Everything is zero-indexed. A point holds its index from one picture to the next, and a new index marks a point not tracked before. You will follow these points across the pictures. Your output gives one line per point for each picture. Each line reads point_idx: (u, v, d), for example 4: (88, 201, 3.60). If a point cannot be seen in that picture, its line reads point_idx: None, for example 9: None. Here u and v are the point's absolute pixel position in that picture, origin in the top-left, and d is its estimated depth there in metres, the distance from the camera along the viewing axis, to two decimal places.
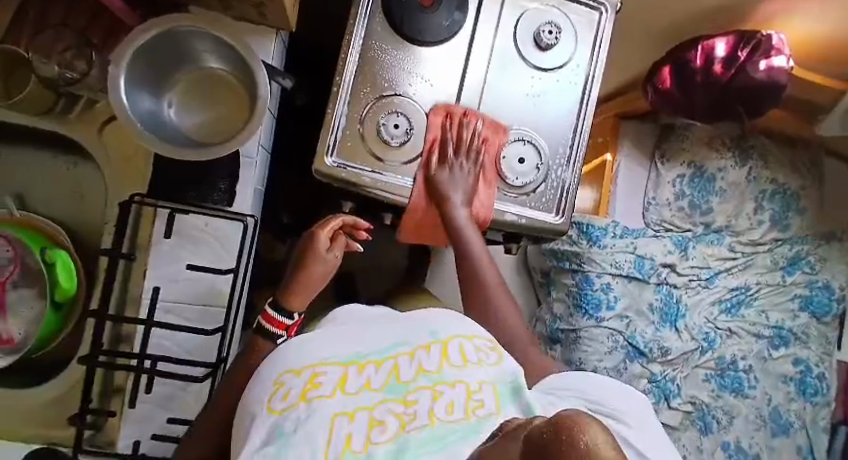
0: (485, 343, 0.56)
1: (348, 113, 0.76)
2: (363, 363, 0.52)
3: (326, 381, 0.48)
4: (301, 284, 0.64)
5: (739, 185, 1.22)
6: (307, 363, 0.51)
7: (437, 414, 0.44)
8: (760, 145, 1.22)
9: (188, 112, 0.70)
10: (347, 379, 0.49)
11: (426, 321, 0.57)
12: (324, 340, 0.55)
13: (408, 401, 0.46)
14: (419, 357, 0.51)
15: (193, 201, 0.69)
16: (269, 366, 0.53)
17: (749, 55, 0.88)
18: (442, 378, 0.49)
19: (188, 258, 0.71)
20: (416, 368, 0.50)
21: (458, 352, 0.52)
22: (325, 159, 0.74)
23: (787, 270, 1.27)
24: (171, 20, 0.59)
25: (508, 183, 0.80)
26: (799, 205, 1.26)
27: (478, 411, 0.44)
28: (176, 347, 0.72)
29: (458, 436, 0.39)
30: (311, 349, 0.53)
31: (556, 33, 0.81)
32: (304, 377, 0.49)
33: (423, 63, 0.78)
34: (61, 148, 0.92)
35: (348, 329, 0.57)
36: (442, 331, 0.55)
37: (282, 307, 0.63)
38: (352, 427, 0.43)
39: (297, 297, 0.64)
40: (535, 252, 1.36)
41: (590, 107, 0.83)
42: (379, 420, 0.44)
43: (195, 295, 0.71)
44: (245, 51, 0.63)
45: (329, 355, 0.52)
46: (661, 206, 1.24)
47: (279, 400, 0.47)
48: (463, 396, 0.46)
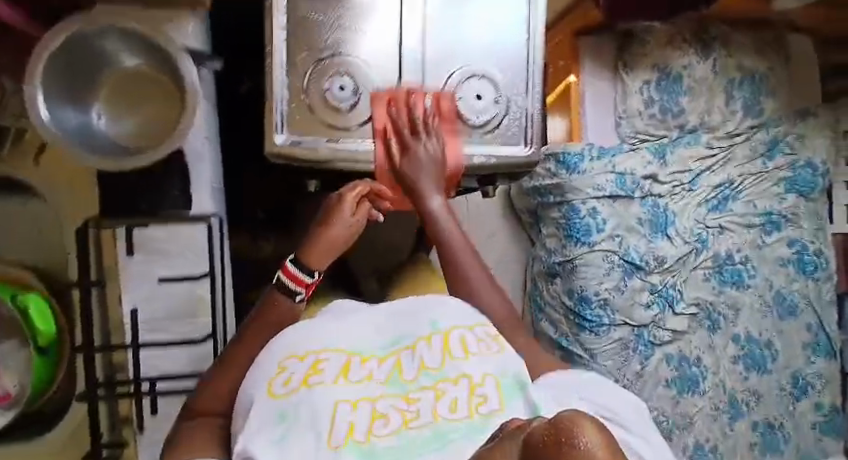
0: (488, 332, 0.53)
1: (290, 84, 0.71)
2: (367, 356, 0.53)
3: (328, 369, 0.49)
4: (323, 242, 0.61)
5: (707, 80, 1.19)
6: (309, 350, 0.52)
7: (440, 411, 0.42)
8: (720, 34, 1.19)
9: (121, 118, 0.66)
10: (349, 368, 0.50)
11: (429, 310, 0.57)
12: (328, 331, 0.56)
13: (411, 396, 0.45)
14: (421, 352, 0.51)
15: (149, 213, 0.67)
16: (274, 349, 0.55)
17: None
18: (445, 373, 0.47)
19: (161, 271, 0.68)
20: (419, 363, 0.49)
21: (460, 343, 0.51)
22: (276, 138, 0.71)
23: (768, 156, 1.27)
24: (69, 27, 0.53)
25: (470, 124, 0.77)
26: (769, 87, 1.24)
27: (482, 408, 0.41)
28: (174, 362, 0.70)
29: (461, 434, 0.38)
30: (314, 336, 0.55)
31: None
32: (307, 362, 0.51)
33: (357, 13, 0.73)
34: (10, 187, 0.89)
35: (351, 323, 0.58)
36: (444, 320, 0.54)
37: (302, 265, 0.61)
38: (354, 417, 0.42)
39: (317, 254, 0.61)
40: (517, 193, 1.33)
41: (539, 26, 0.79)
42: (381, 413, 0.43)
43: (178, 307, 0.69)
44: (160, 41, 0.58)
45: (331, 344, 0.54)
46: (632, 118, 1.21)
47: (280, 385, 0.49)
48: (466, 392, 0.44)
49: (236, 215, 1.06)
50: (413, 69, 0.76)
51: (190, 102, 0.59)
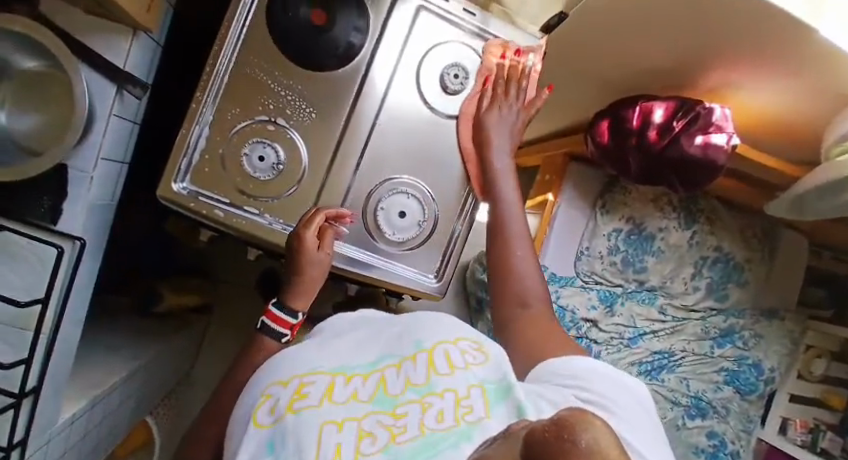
0: (471, 346, 0.49)
1: (210, 137, 0.67)
2: (352, 373, 0.48)
3: (314, 392, 0.45)
4: (304, 283, 0.62)
5: (679, 247, 1.13)
6: (296, 374, 0.47)
7: (427, 425, 0.39)
8: (709, 208, 1.14)
9: (20, 116, 0.63)
10: (336, 388, 0.45)
11: (421, 324, 0.52)
12: (317, 349, 0.51)
13: (397, 414, 0.41)
14: (406, 371, 0.46)
15: (14, 217, 0.61)
16: (259, 378, 0.50)
17: (684, 127, 0.79)
18: (432, 387, 0.43)
19: (10, 277, 0.64)
20: (404, 380, 0.45)
21: (444, 360, 0.46)
22: (172, 185, 0.65)
23: (717, 342, 1.21)
24: None
25: (386, 237, 0.73)
26: (741, 277, 1.18)
27: (468, 417, 0.39)
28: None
29: (449, 444, 0.36)
30: (301, 360, 0.50)
31: (463, 77, 0.72)
32: (291, 388, 0.46)
33: (309, 89, 0.70)
34: None
35: (343, 341, 0.53)
36: (429, 338, 0.49)
37: (288, 308, 0.60)
38: (342, 438, 0.39)
39: (302, 295, 0.61)
40: (471, 279, 1.30)
41: None
42: (368, 432, 0.40)
43: (14, 317, 0.64)
44: (51, 43, 0.54)
45: (319, 365, 0.49)
46: (592, 258, 1.16)
47: (265, 413, 0.45)
48: (452, 405, 0.41)
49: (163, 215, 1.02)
50: (346, 160, 0.72)
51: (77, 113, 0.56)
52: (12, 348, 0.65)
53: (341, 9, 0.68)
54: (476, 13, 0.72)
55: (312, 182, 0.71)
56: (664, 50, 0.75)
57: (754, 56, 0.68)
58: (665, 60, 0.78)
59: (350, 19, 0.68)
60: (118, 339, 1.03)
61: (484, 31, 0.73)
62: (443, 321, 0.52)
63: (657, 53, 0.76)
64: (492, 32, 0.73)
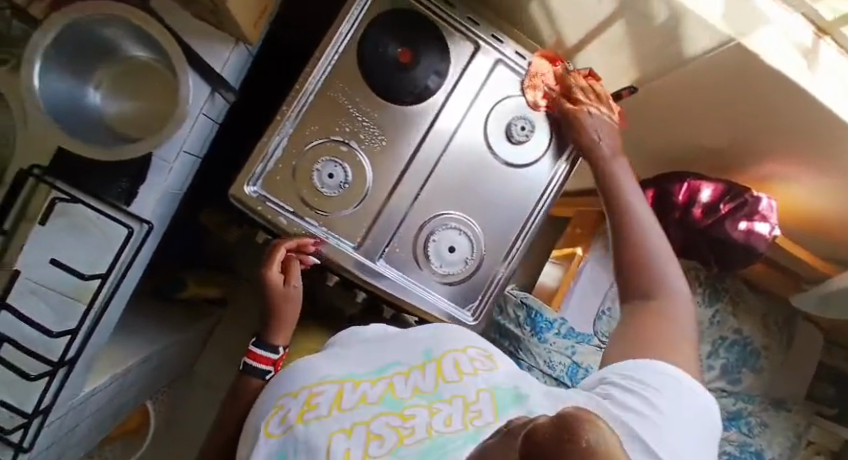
0: (480, 352, 0.53)
1: (286, 148, 0.71)
2: (359, 380, 0.50)
3: (323, 401, 0.48)
4: (277, 321, 0.64)
5: (700, 323, 1.16)
6: (308, 383, 0.51)
7: (435, 427, 0.43)
8: (735, 290, 1.17)
9: (114, 99, 0.66)
10: (344, 395, 0.48)
11: (427, 338, 0.55)
12: (327, 362, 0.54)
13: (406, 415, 0.44)
14: (414, 378, 0.49)
15: (91, 190, 0.64)
16: (273, 388, 0.55)
17: (731, 211, 0.83)
18: (439, 394, 0.47)
19: (72, 246, 0.67)
20: (412, 386, 0.48)
21: (453, 366, 0.50)
22: (245, 187, 0.69)
23: (724, 424, 1.20)
24: (88, 9, 0.53)
25: (432, 268, 0.76)
26: (756, 363, 1.19)
27: (475, 422, 0.43)
28: (31, 337, 0.67)
29: (455, 446, 0.40)
30: (310, 370, 0.53)
31: (528, 130, 0.76)
32: (300, 398, 0.50)
33: (383, 119, 0.74)
34: None
35: (351, 352, 0.56)
36: (437, 348, 0.53)
37: (266, 344, 0.62)
38: (351, 443, 0.43)
39: (280, 331, 0.63)
40: None
41: (544, 211, 0.78)
42: (376, 434, 0.43)
43: (69, 286, 0.68)
44: (162, 33, 0.57)
45: (327, 374, 0.52)
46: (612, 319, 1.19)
47: (277, 423, 0.50)
48: (460, 410, 0.45)
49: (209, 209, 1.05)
50: (406, 190, 0.75)
51: (180, 111, 0.58)
52: (60, 316, 0.68)
53: (427, 52, 0.73)
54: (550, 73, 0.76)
55: (372, 204, 0.74)
56: (721, 137, 0.79)
57: (812, 157, 0.72)
58: (721, 145, 0.81)
59: (433, 63, 0.73)
60: (141, 321, 1.04)
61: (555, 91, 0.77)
62: (449, 331, 0.56)
63: (713, 139, 0.80)
64: None
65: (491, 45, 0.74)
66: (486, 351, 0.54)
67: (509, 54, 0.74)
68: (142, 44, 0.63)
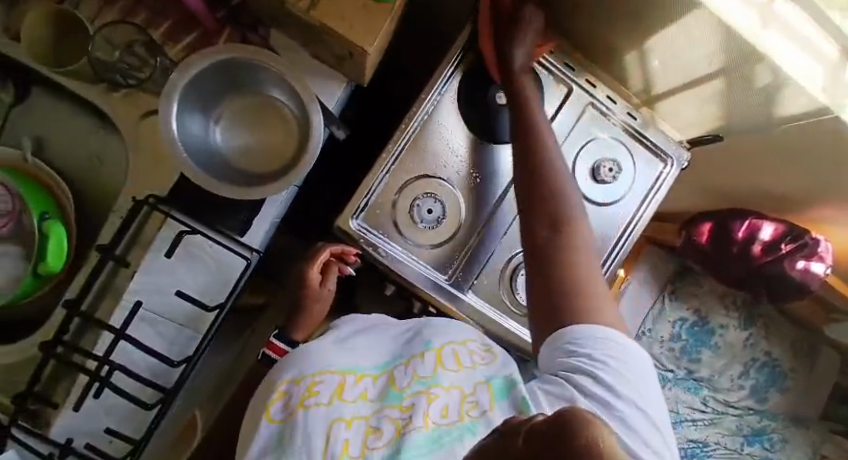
0: (478, 346, 0.58)
1: (388, 183, 0.74)
2: (361, 374, 0.55)
3: (325, 390, 0.52)
4: (306, 320, 0.73)
5: (734, 346, 1.23)
6: (310, 371, 0.54)
7: (431, 416, 0.47)
8: (768, 315, 1.24)
9: (233, 133, 0.68)
10: (345, 387, 0.53)
11: (427, 331, 0.59)
12: (330, 348, 0.58)
13: (404, 408, 0.49)
14: (414, 366, 0.55)
15: (207, 224, 0.68)
16: (274, 373, 0.57)
17: (791, 251, 0.89)
18: (438, 381, 0.52)
19: (184, 276, 0.68)
20: (412, 375, 0.54)
21: (453, 357, 0.55)
22: (349, 221, 0.72)
23: (749, 439, 1.25)
24: (240, 50, 0.59)
25: (518, 300, 0.79)
26: (783, 384, 1.26)
27: (471, 412, 0.47)
28: (141, 363, 0.68)
29: (454, 438, 0.44)
30: (312, 357, 0.56)
31: (614, 172, 0.80)
32: (303, 385, 0.52)
33: (477, 156, 0.77)
34: (66, 96, 0.77)
35: (355, 343, 0.60)
36: (437, 339, 0.57)
37: (287, 338, 0.72)
38: (350, 433, 0.47)
39: (301, 328, 0.73)
40: None
41: (626, 248, 0.81)
42: (375, 427, 0.48)
43: (178, 313, 0.69)
44: (276, 63, 0.62)
45: (329, 363, 0.55)
46: (653, 340, 1.23)
47: (278, 410, 0.51)
48: (457, 399, 0.49)
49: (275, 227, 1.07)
50: (498, 224, 0.78)
51: (312, 152, 0.63)
52: (167, 342, 0.69)
53: None
54: (636, 117, 0.81)
55: (465, 238, 0.77)
56: (786, 183, 0.82)
57: None
58: (784, 190, 0.85)
59: None
60: None
61: (642, 135, 0.81)
62: (450, 324, 0.61)
63: (778, 184, 0.84)
64: (648, 138, 0.81)
65: (584, 89, 0.78)
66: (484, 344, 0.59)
67: (600, 98, 0.78)
68: (276, 86, 0.67)
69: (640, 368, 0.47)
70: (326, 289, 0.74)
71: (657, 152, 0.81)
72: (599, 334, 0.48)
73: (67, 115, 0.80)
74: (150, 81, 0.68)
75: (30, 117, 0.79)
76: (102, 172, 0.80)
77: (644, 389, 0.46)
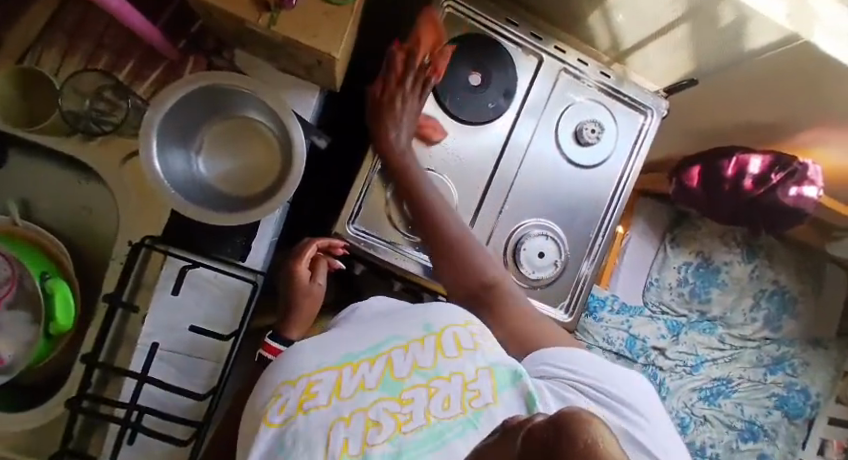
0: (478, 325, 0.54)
1: (377, 183, 0.75)
2: (358, 361, 0.51)
3: (322, 390, 0.49)
4: (297, 318, 0.65)
5: (741, 281, 1.25)
6: (304, 371, 0.51)
7: (433, 410, 0.46)
8: (769, 245, 1.25)
9: (216, 161, 0.68)
10: (343, 382, 0.49)
11: (421, 312, 0.54)
12: (323, 342, 0.53)
13: (404, 400, 0.47)
14: (413, 353, 0.51)
15: (206, 254, 0.69)
16: (269, 372, 0.53)
17: (782, 179, 0.89)
18: (438, 371, 0.49)
19: (196, 310, 0.69)
20: (410, 364, 0.50)
21: (453, 341, 0.52)
22: (346, 226, 0.74)
23: (770, 369, 1.27)
24: (211, 79, 0.59)
25: (525, 274, 0.80)
26: (794, 309, 1.28)
27: (473, 404, 0.46)
28: (169, 403, 0.68)
29: (456, 435, 0.44)
30: (307, 355, 0.52)
31: (598, 132, 0.80)
32: (300, 387, 0.50)
33: (460, 140, 0.77)
34: (42, 153, 0.77)
35: (348, 328, 0.55)
36: (436, 320, 0.53)
37: (280, 337, 0.63)
38: (350, 432, 0.45)
39: (295, 327, 0.65)
40: None
41: (620, 205, 0.83)
42: (375, 421, 0.46)
43: (187, 346, 0.68)
44: (246, 84, 0.62)
45: (325, 359, 0.51)
46: (662, 288, 1.26)
47: (275, 412, 0.48)
48: (459, 388, 0.48)
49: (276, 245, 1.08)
50: (492, 206, 0.79)
51: (297, 167, 0.63)
52: (184, 377, 0.68)
53: (495, 72, 0.76)
54: (610, 75, 0.80)
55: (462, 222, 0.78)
56: (765, 113, 0.83)
57: None
58: (764, 119, 0.85)
59: (502, 79, 0.76)
60: None
61: (619, 91, 0.81)
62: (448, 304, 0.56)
63: (758, 116, 0.84)
64: (625, 92, 0.81)
65: (554, 56, 0.78)
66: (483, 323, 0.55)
67: (572, 61, 0.78)
68: (250, 107, 0.66)
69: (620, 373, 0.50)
70: (316, 284, 0.67)
71: (637, 105, 0.82)
72: (570, 354, 0.51)
73: (46, 171, 0.79)
74: (124, 123, 0.68)
75: (9, 179, 0.78)
76: (93, 223, 0.79)
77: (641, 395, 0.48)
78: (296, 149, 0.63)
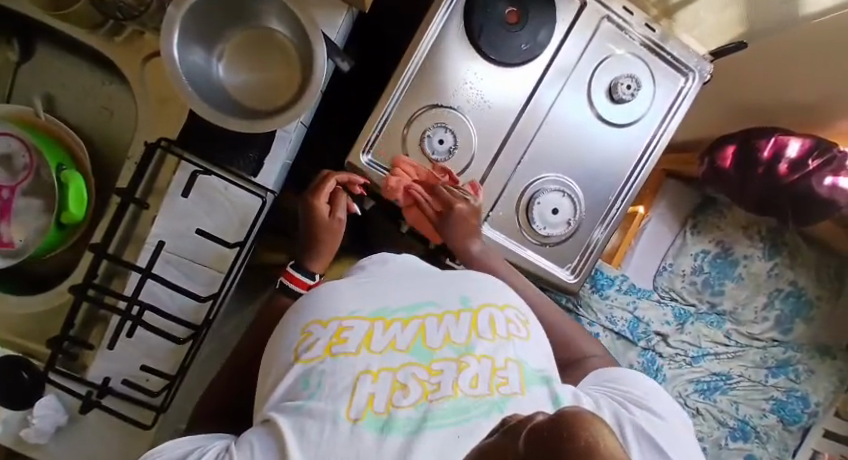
0: (517, 316, 0.49)
1: (396, 113, 0.73)
2: (391, 319, 0.45)
3: (353, 338, 0.42)
4: (323, 249, 0.64)
5: (758, 277, 1.22)
6: (335, 314, 0.45)
7: (461, 385, 0.39)
8: (793, 243, 1.21)
9: (238, 70, 0.67)
10: (375, 335, 0.43)
11: (461, 284, 0.50)
12: (355, 291, 0.48)
13: (433, 369, 0.41)
14: (448, 324, 0.45)
15: (220, 163, 0.68)
16: (294, 315, 0.47)
17: (819, 166, 0.87)
18: (470, 348, 0.43)
19: (202, 218, 0.68)
20: (443, 334, 0.44)
21: (488, 324, 0.46)
22: (360, 157, 0.72)
23: (772, 371, 1.22)
24: None
25: (535, 229, 0.79)
26: (809, 313, 1.23)
27: (503, 389, 0.40)
28: (169, 303, 0.69)
29: (482, 413, 0.37)
30: (338, 299, 0.46)
31: (633, 89, 0.77)
32: (330, 330, 0.43)
33: (487, 82, 0.74)
34: (68, 48, 0.77)
35: (381, 286, 0.49)
36: (475, 297, 0.48)
37: (304, 269, 0.62)
38: (376, 388, 0.38)
39: (318, 259, 0.63)
40: None
41: (645, 170, 0.80)
42: (402, 383, 0.39)
43: (200, 255, 0.69)
44: None
45: (357, 308, 0.45)
46: (674, 275, 1.23)
47: (305, 349, 0.42)
48: (488, 371, 0.41)
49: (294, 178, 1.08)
50: (510, 155, 0.77)
51: (317, 80, 0.61)
52: (191, 283, 0.69)
53: (534, 12, 0.73)
54: (655, 29, 0.76)
55: (479, 167, 0.76)
56: None
57: None
58: None
59: (541, 20, 0.73)
60: None
61: (661, 48, 0.77)
62: (485, 281, 0.52)
63: None
64: (667, 49, 0.77)
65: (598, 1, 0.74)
66: (523, 315, 0.50)
67: (616, 10, 0.75)
68: (277, 17, 0.65)
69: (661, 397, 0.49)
70: (335, 219, 0.65)
71: (678, 66, 0.78)
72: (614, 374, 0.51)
73: (72, 69, 0.79)
74: (146, 18, 0.66)
75: (37, 74, 0.79)
76: (114, 125, 0.80)
77: (669, 408, 0.47)
78: (317, 64, 0.61)
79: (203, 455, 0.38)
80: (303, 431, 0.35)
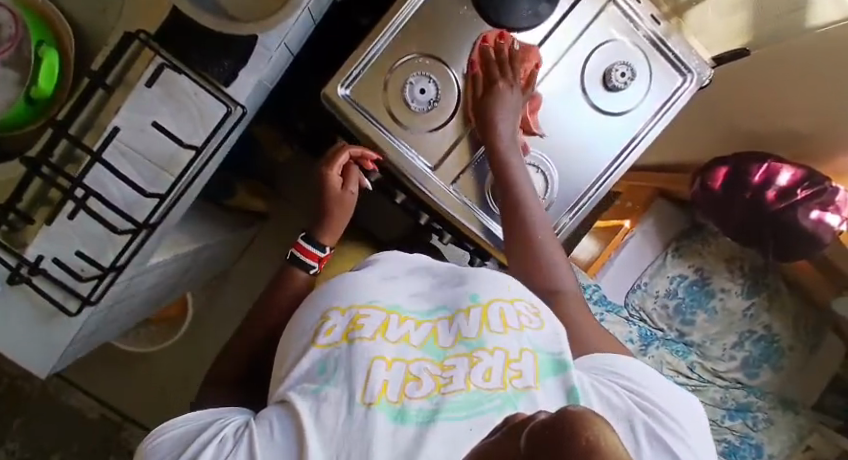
0: (528, 306, 0.48)
1: (383, 56, 0.72)
2: (405, 315, 0.46)
3: (370, 324, 0.43)
4: (332, 224, 0.65)
5: (733, 314, 1.18)
6: (353, 303, 0.45)
7: (474, 380, 0.39)
8: (774, 287, 1.18)
9: None
10: (390, 326, 0.44)
11: (471, 280, 0.49)
12: (373, 282, 0.49)
13: (446, 364, 0.41)
14: (459, 321, 0.45)
15: (192, 65, 0.67)
16: (311, 300, 0.48)
17: (806, 198, 0.85)
18: (482, 342, 0.43)
19: (165, 115, 0.67)
20: (456, 330, 0.44)
21: (500, 316, 0.45)
22: (338, 88, 0.71)
23: (729, 413, 1.18)
24: None
25: None
26: (778, 361, 1.19)
27: (516, 383, 0.40)
28: (115, 194, 0.67)
29: (494, 407, 0.37)
30: (354, 287, 0.47)
31: (627, 78, 0.75)
32: (347, 316, 0.44)
33: (481, 43, 0.73)
34: None
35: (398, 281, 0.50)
36: (484, 292, 0.48)
37: (315, 242, 0.64)
38: (389, 376, 0.38)
39: (329, 233, 0.65)
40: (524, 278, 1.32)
41: (625, 164, 0.78)
42: (415, 376, 0.40)
43: (150, 152, 0.67)
44: None
45: (373, 298, 0.46)
46: (647, 294, 1.21)
47: (322, 335, 0.43)
48: (501, 364, 0.41)
49: (285, 122, 1.09)
50: None
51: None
52: (145, 180, 0.69)
53: None
54: (661, 23, 0.75)
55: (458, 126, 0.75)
56: None
57: None
58: None
59: None
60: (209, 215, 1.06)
61: (663, 43, 0.75)
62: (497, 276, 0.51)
63: None
64: (669, 46, 0.75)
65: None
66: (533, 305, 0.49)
67: None
68: None
69: (668, 390, 0.49)
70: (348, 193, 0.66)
71: (678, 65, 0.76)
72: (621, 366, 0.50)
73: None
74: None
75: None
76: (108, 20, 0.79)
77: (672, 400, 0.47)
78: None
79: (223, 429, 0.40)
80: (318, 415, 0.36)
